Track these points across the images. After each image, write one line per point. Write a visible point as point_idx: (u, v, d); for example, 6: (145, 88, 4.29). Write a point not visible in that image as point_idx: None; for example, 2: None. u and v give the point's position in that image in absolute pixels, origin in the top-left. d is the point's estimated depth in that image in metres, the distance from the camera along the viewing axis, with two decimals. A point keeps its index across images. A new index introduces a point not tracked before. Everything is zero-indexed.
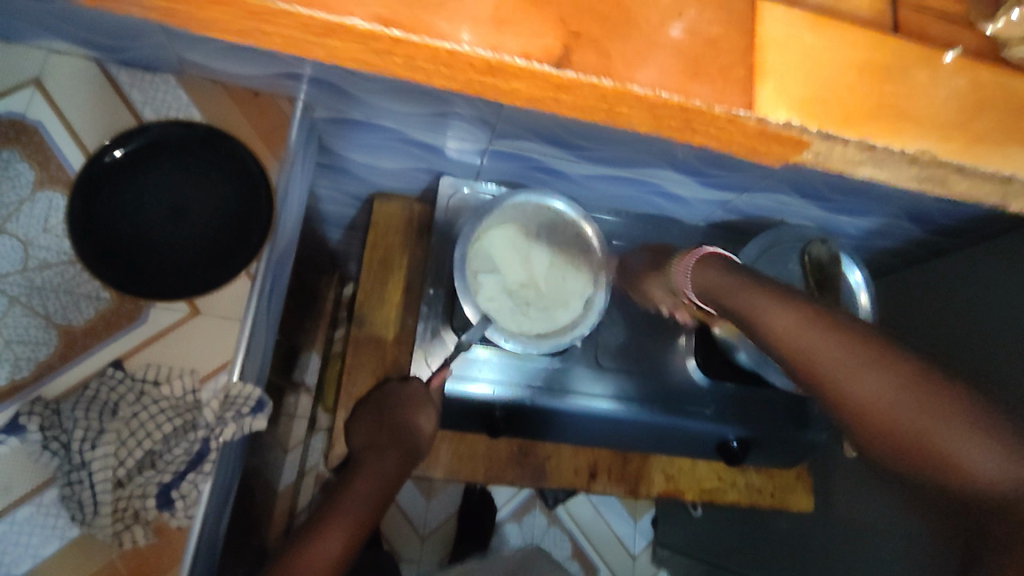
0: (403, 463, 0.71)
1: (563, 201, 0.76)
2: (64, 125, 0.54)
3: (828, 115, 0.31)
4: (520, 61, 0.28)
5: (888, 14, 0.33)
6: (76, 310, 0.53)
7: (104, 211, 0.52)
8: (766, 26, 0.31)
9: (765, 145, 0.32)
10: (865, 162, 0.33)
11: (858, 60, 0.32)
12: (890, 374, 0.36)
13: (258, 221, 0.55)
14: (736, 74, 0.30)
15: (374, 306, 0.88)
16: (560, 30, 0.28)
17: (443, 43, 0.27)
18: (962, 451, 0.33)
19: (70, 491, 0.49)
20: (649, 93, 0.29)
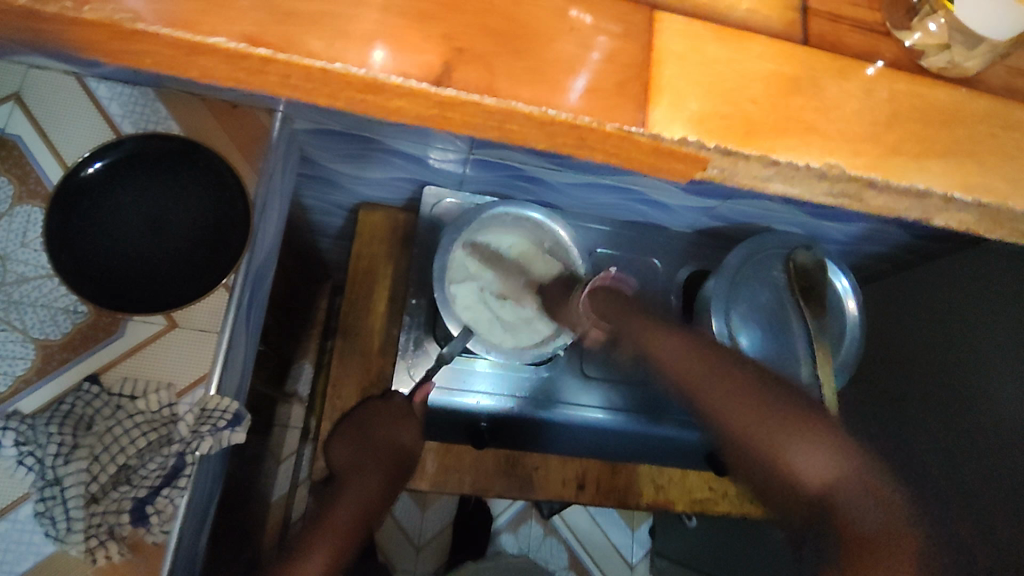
0: (387, 481, 0.68)
1: (541, 211, 0.74)
2: (42, 139, 0.56)
3: (719, 124, 0.29)
4: (398, 80, 0.27)
5: (800, 25, 0.33)
6: (53, 323, 0.54)
7: (81, 225, 0.52)
8: (662, 41, 0.30)
9: (664, 163, 0.31)
10: (772, 178, 0.31)
11: (764, 72, 0.31)
12: (749, 400, 0.42)
13: (236, 232, 0.55)
14: (632, 90, 0.29)
15: (360, 317, 0.88)
16: (443, 49, 0.28)
17: (358, 70, 0.27)
18: (794, 452, 0.39)
19: (43, 507, 0.50)
20: (570, 116, 0.28)
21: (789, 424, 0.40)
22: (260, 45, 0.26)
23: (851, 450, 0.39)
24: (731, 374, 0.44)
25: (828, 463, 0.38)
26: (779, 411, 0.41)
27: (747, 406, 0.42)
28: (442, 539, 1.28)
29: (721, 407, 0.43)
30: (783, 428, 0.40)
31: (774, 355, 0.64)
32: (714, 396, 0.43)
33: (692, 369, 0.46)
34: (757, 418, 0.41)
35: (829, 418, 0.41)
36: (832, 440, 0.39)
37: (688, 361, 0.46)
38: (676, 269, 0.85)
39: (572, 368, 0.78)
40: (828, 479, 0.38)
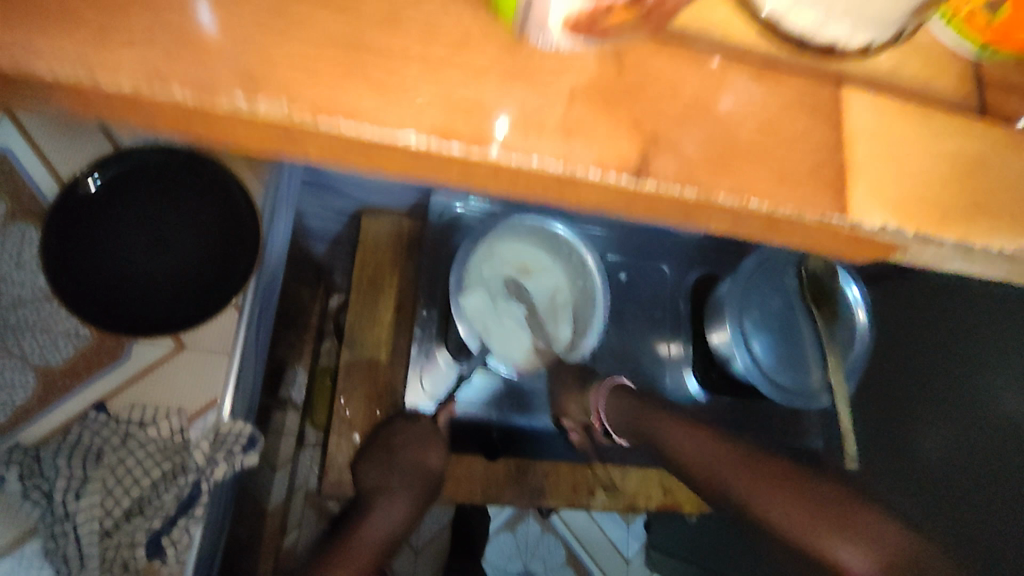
0: (411, 505, 0.74)
1: (565, 228, 0.74)
2: (26, 139, 0.50)
3: (927, 212, 0.22)
4: (594, 174, 0.20)
5: (973, 90, 0.25)
6: (54, 349, 0.51)
7: (82, 242, 0.49)
8: (850, 116, 0.22)
9: (856, 252, 0.23)
10: (956, 259, 0.23)
11: (963, 147, 0.23)
12: (783, 488, 0.52)
13: (244, 248, 0.54)
14: (834, 175, 0.22)
15: (364, 328, 0.84)
16: (634, 134, 0.20)
17: (503, 157, 0.19)
18: (839, 550, 0.46)
19: (52, 544, 0.49)
20: (737, 204, 0.21)
21: (841, 522, 0.47)
22: (451, 138, 0.19)
23: (897, 531, 0.45)
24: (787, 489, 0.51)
25: (864, 555, 0.44)
26: (793, 488, 0.51)
27: (770, 483, 0.53)
28: (440, 541, 1.27)
29: (767, 507, 0.52)
30: (836, 526, 0.47)
31: (786, 362, 0.67)
32: (694, 451, 0.61)
33: (711, 451, 0.60)
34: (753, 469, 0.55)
35: (870, 505, 0.48)
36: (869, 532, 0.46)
37: (713, 454, 0.59)
38: (685, 274, 0.84)
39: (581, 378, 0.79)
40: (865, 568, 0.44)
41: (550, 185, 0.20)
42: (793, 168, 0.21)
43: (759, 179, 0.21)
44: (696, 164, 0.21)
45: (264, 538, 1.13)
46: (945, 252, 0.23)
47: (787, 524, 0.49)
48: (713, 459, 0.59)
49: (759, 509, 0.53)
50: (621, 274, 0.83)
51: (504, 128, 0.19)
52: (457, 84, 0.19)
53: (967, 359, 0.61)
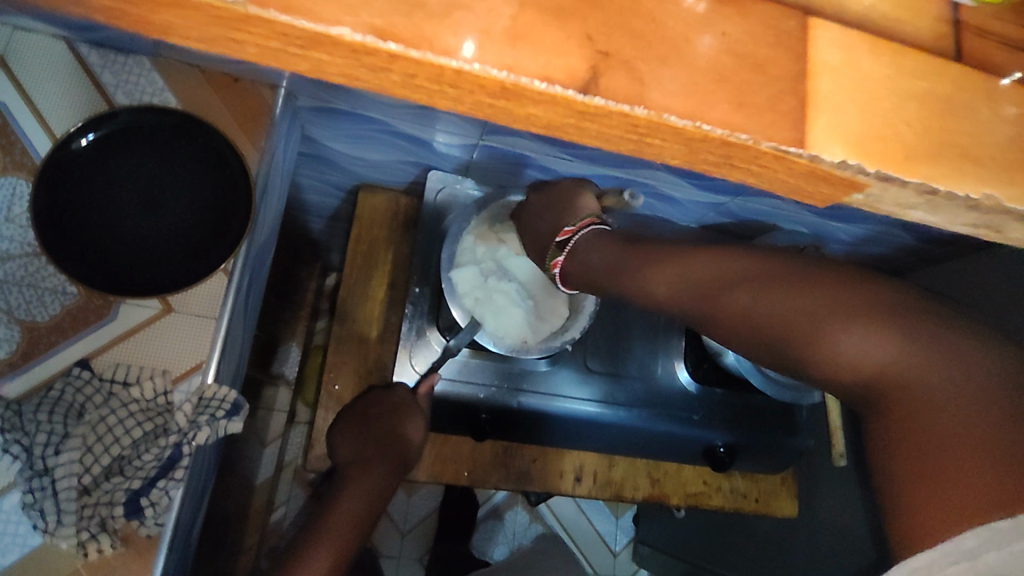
0: (390, 473, 0.72)
1: None
2: (29, 107, 0.56)
3: (886, 153, 0.25)
4: (540, 84, 0.23)
5: (942, 43, 0.28)
6: (42, 306, 0.55)
7: (71, 202, 0.52)
8: (818, 53, 0.26)
9: (808, 185, 0.27)
10: (918, 208, 0.28)
11: (921, 90, 0.27)
12: (765, 291, 0.41)
13: (235, 213, 0.57)
14: (788, 103, 0.25)
15: (357, 302, 0.84)
16: (587, 50, 0.23)
17: (444, 61, 0.22)
18: (842, 342, 0.36)
19: (30, 498, 0.52)
20: (687, 124, 0.24)
21: (843, 305, 0.37)
22: (389, 39, 0.21)
23: (906, 329, 0.35)
24: (767, 288, 0.41)
25: (869, 343, 0.36)
26: (820, 301, 0.38)
27: (795, 296, 0.39)
28: (429, 523, 1.28)
29: (749, 305, 0.41)
30: (832, 310, 0.37)
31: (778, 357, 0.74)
32: (674, 275, 0.48)
33: (699, 276, 0.46)
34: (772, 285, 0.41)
35: (908, 302, 0.36)
36: (869, 315, 0.36)
37: (723, 275, 0.44)
38: None
39: (576, 363, 0.77)
40: (874, 364, 0.35)
41: (493, 92, 0.23)
42: (710, 89, 0.24)
43: (669, 93, 0.24)
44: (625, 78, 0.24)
45: (250, 511, 1.13)
46: (908, 192, 0.26)
47: (763, 323, 0.40)
48: (752, 312, 0.41)
49: (747, 319, 0.41)
50: None
51: (470, 48, 0.22)
52: None
53: None
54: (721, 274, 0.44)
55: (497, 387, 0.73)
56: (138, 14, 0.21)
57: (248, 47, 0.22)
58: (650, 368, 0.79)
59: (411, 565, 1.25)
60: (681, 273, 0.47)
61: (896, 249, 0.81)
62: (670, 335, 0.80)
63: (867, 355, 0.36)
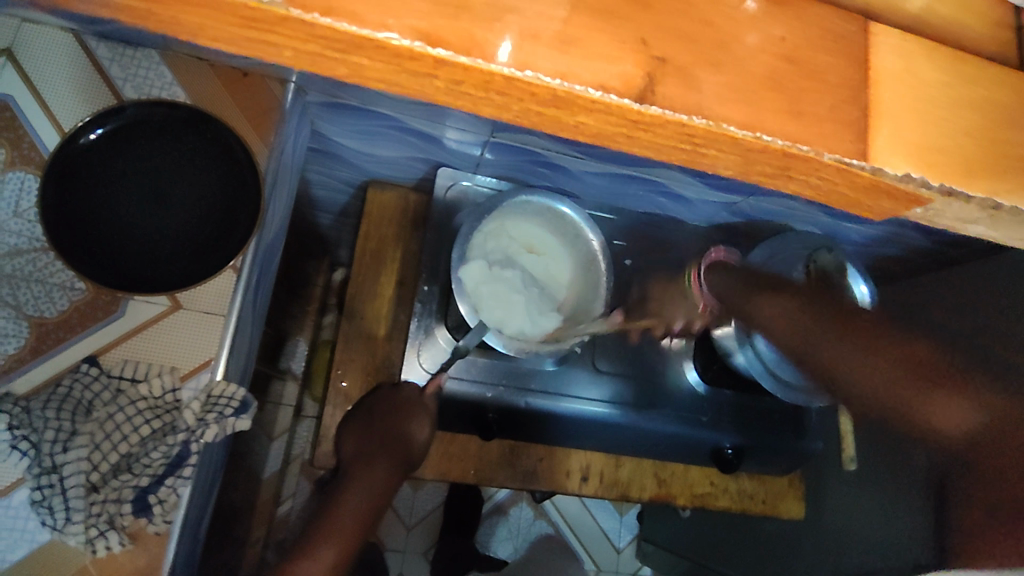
0: (394, 471, 0.68)
1: (571, 205, 0.72)
2: (35, 98, 0.56)
3: (948, 163, 0.23)
4: (594, 93, 0.21)
5: (1011, 46, 0.27)
6: (49, 301, 0.55)
7: (80, 198, 0.52)
8: (876, 56, 0.24)
9: (869, 199, 0.25)
10: (979, 221, 0.26)
11: (985, 94, 0.24)
12: (882, 359, 0.44)
13: (242, 210, 0.56)
14: (849, 113, 0.23)
15: (366, 299, 0.84)
16: (641, 55, 0.21)
17: (497, 67, 0.20)
18: (940, 412, 0.42)
19: (39, 495, 0.51)
20: (749, 135, 0.22)
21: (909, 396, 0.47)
22: (439, 44, 0.20)
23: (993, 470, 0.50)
24: (870, 355, 0.44)
25: (957, 412, 0.41)
26: (917, 358, 0.43)
27: (887, 356, 0.44)
28: (434, 519, 1.28)
29: (848, 365, 0.46)
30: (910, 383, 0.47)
31: (789, 356, 0.70)
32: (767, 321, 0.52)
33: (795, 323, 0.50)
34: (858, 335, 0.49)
35: (980, 453, 0.51)
36: (968, 384, 0.41)
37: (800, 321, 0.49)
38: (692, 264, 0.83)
39: (584, 363, 0.76)
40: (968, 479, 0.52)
41: (544, 101, 0.21)
42: (783, 94, 0.22)
43: (737, 103, 0.22)
44: (688, 83, 0.21)
45: (257, 505, 1.13)
46: (970, 208, 0.24)
47: (876, 393, 0.44)
48: (860, 378, 0.45)
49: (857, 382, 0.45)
50: (628, 260, 0.82)
51: (509, 51, 0.20)
52: None
53: None
54: (808, 324, 0.49)
55: (506, 387, 0.73)
56: (146, 10, 0.19)
57: (262, 46, 0.20)
58: (661, 368, 0.78)
59: (415, 561, 1.25)
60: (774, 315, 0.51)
61: (908, 249, 0.80)
62: (677, 336, 0.80)
63: (960, 422, 0.41)
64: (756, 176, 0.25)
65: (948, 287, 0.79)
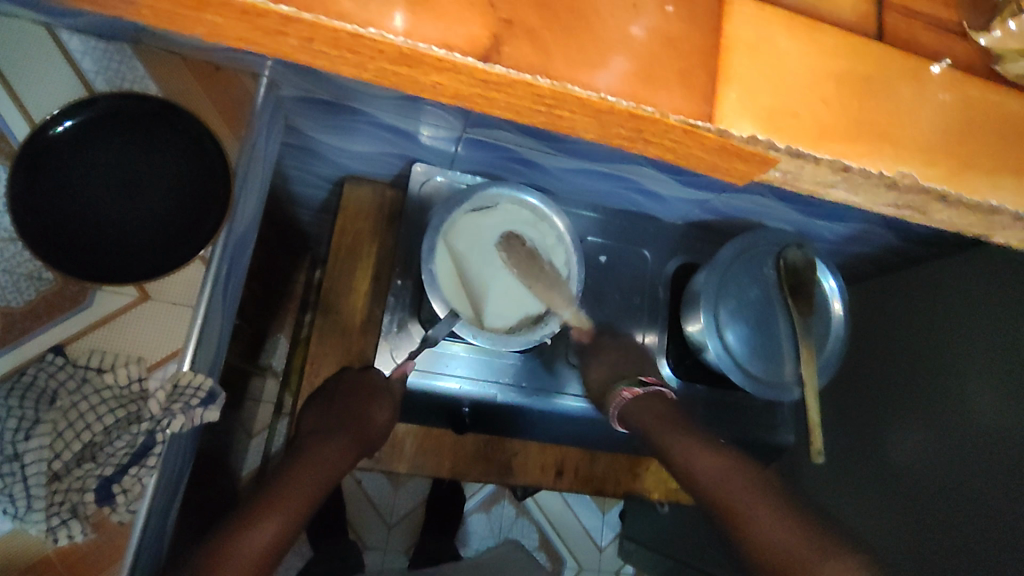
0: (349, 448, 0.67)
1: (537, 196, 0.73)
2: (7, 92, 0.58)
3: (794, 128, 0.29)
4: (440, 52, 0.25)
5: (873, 17, 0.32)
6: (16, 291, 0.56)
7: (47, 188, 0.52)
8: (733, 27, 0.29)
9: (727, 161, 0.30)
10: (837, 183, 0.32)
11: (836, 69, 0.31)
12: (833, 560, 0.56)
13: (212, 202, 0.57)
14: (697, 79, 0.29)
15: (341, 293, 0.85)
16: (489, 17, 0.26)
17: (348, 25, 0.25)
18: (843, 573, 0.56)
19: (1, 482, 0.53)
20: (588, 94, 0.27)
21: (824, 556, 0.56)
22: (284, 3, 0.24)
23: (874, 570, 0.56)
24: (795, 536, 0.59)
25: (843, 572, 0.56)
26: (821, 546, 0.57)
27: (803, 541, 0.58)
28: (415, 516, 1.28)
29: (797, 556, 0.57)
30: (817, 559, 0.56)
31: (760, 352, 0.70)
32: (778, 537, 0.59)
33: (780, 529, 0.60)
34: (775, 527, 0.60)
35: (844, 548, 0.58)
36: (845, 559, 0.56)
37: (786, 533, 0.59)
38: (665, 262, 0.84)
39: (560, 357, 0.77)
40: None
41: (396, 58, 0.26)
42: (605, 58, 0.27)
43: (560, 58, 0.27)
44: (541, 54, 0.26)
45: None
46: (823, 168, 0.31)
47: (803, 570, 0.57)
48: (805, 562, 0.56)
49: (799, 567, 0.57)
50: (601, 257, 0.83)
51: (397, 21, 0.25)
52: None
53: (950, 366, 0.71)
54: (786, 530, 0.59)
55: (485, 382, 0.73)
56: None
57: None
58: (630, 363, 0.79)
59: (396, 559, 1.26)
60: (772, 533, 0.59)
61: (878, 249, 0.80)
62: (651, 333, 0.82)
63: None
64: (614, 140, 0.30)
65: (911, 285, 0.80)
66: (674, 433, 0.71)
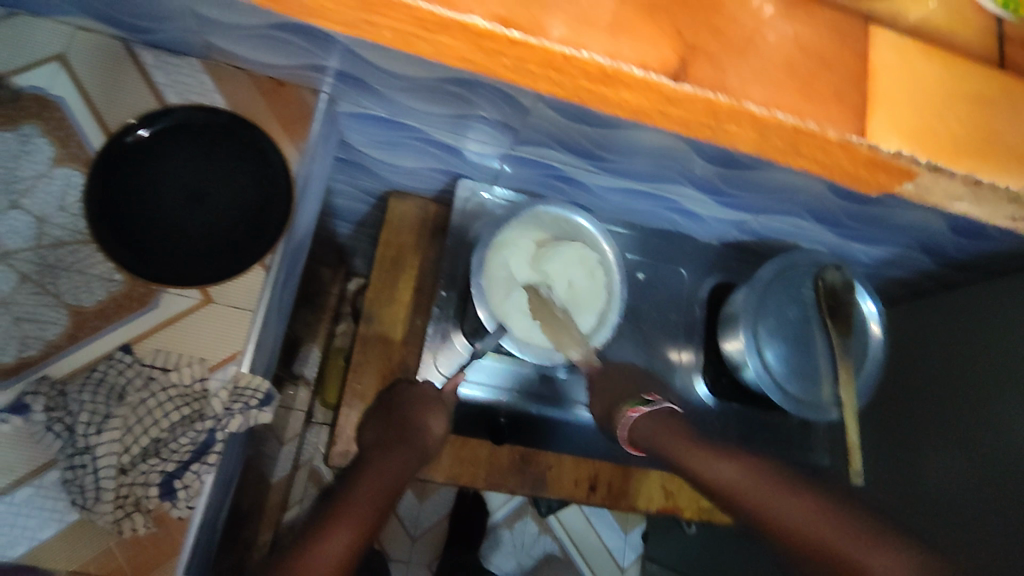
0: (411, 459, 0.68)
1: (588, 217, 0.75)
2: (85, 101, 0.58)
3: (934, 147, 0.31)
4: (638, 71, 0.28)
5: (993, 48, 0.34)
6: (88, 291, 0.57)
7: (121, 192, 0.55)
8: (876, 53, 0.31)
9: (869, 174, 0.32)
10: (963, 197, 0.34)
11: (957, 88, 0.32)
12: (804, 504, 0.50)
13: (274, 211, 0.59)
14: (852, 98, 0.31)
15: (384, 304, 0.86)
16: (677, 42, 0.28)
17: (556, 46, 0.27)
18: (871, 559, 0.45)
19: (72, 474, 0.53)
20: (764, 112, 0.29)
21: (862, 542, 0.46)
22: (512, 27, 0.26)
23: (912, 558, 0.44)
24: (823, 516, 0.48)
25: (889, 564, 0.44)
26: (857, 529, 0.47)
27: (810, 509, 0.49)
28: (440, 530, 1.28)
29: (777, 514, 0.51)
30: (856, 543, 0.46)
31: (800, 372, 0.70)
32: (785, 510, 0.51)
33: (756, 481, 0.55)
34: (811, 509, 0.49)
35: (903, 538, 0.46)
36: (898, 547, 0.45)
37: (745, 480, 0.55)
38: (702, 280, 0.85)
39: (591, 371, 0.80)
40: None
41: (596, 76, 0.28)
42: (752, 73, 0.29)
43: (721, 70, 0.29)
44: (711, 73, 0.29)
45: (266, 510, 1.13)
46: (949, 180, 0.32)
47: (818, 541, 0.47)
48: (801, 524, 0.49)
49: (792, 528, 0.49)
50: (639, 273, 0.84)
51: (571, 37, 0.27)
52: None
53: (988, 388, 0.71)
54: (759, 484, 0.54)
55: (518, 394, 0.78)
56: None
57: None
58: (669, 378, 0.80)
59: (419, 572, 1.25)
60: (796, 512, 0.50)
61: (914, 273, 0.82)
62: (687, 351, 0.82)
63: (891, 575, 0.44)
64: (779, 154, 0.32)
65: (947, 309, 0.81)
66: (674, 439, 0.64)
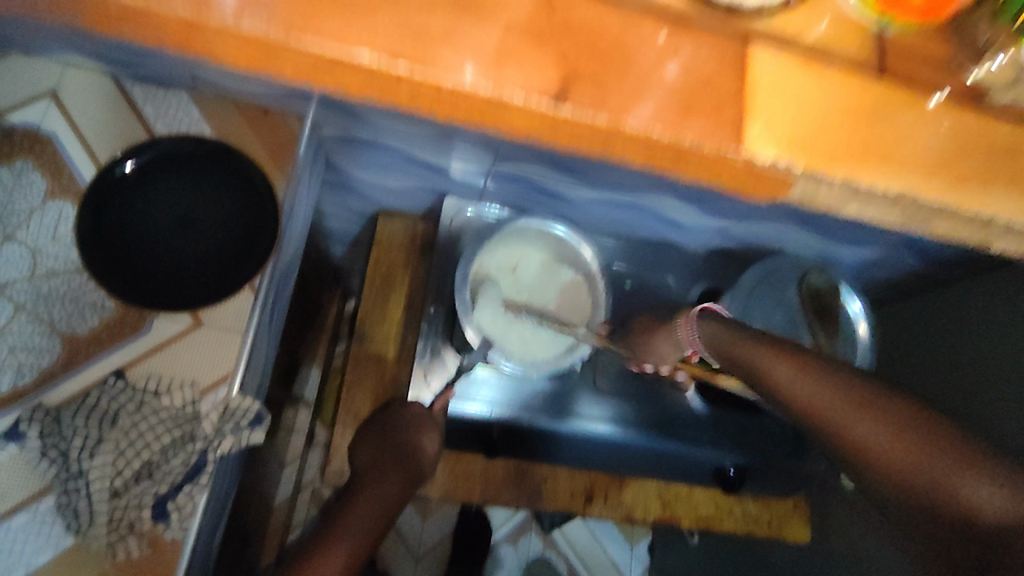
0: (406, 484, 0.69)
1: (565, 226, 0.75)
2: (78, 138, 0.60)
3: (814, 151, 0.35)
4: (522, 98, 0.32)
5: (878, 58, 0.37)
6: (81, 318, 0.58)
7: (112, 220, 0.57)
8: (758, 68, 0.35)
9: (756, 183, 0.36)
10: (851, 203, 0.37)
11: (845, 101, 0.36)
12: (880, 421, 0.43)
13: (261, 237, 0.60)
14: (726, 112, 0.34)
15: (375, 322, 0.88)
16: (561, 68, 0.32)
17: (448, 79, 0.31)
18: (962, 486, 0.39)
19: (66, 500, 0.55)
20: (643, 130, 0.33)
21: (956, 462, 0.40)
22: (400, 61, 0.30)
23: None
24: (887, 418, 0.43)
25: (993, 494, 0.38)
26: (917, 444, 0.41)
27: (874, 423, 0.43)
28: (442, 548, 1.27)
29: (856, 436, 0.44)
30: (951, 465, 0.40)
31: None
32: (858, 426, 0.44)
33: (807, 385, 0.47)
34: (898, 433, 0.42)
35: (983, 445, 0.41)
36: (1001, 474, 0.39)
37: (813, 386, 0.47)
38: (689, 287, 0.87)
39: (586, 384, 0.78)
40: (1001, 513, 0.38)
41: (484, 103, 0.32)
42: (629, 101, 0.33)
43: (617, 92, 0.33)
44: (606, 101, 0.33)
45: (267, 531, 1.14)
46: (838, 187, 0.36)
47: (900, 464, 0.41)
48: (868, 443, 0.43)
49: (865, 446, 0.43)
50: (626, 283, 0.85)
51: (469, 72, 0.31)
52: (413, 18, 0.31)
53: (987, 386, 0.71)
54: (839, 397, 0.45)
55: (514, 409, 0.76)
56: None
57: None
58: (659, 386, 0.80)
59: None
60: (870, 428, 0.43)
61: (901, 274, 0.83)
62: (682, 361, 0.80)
63: (986, 501, 0.38)
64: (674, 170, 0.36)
65: (937, 309, 0.81)
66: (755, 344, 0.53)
